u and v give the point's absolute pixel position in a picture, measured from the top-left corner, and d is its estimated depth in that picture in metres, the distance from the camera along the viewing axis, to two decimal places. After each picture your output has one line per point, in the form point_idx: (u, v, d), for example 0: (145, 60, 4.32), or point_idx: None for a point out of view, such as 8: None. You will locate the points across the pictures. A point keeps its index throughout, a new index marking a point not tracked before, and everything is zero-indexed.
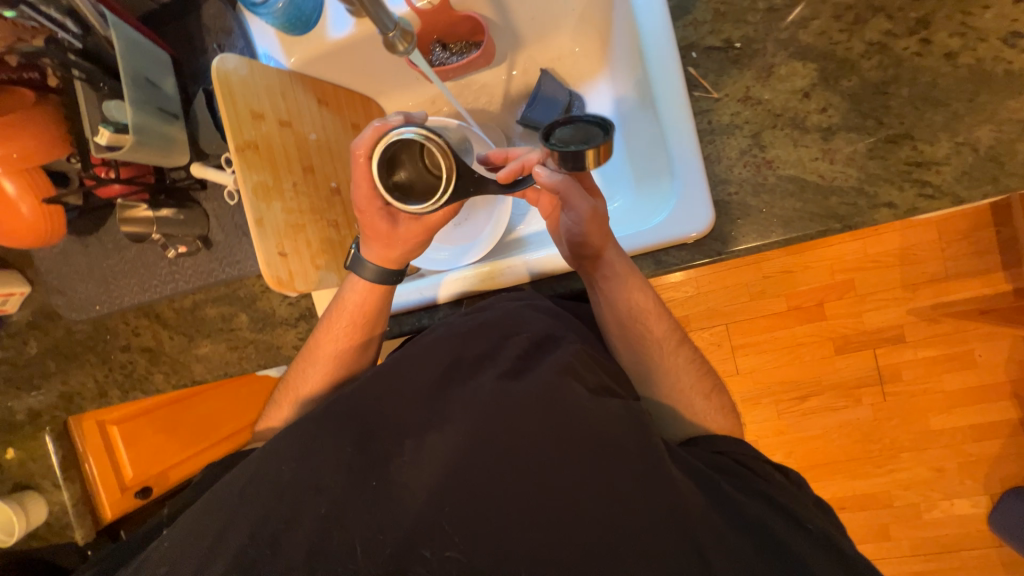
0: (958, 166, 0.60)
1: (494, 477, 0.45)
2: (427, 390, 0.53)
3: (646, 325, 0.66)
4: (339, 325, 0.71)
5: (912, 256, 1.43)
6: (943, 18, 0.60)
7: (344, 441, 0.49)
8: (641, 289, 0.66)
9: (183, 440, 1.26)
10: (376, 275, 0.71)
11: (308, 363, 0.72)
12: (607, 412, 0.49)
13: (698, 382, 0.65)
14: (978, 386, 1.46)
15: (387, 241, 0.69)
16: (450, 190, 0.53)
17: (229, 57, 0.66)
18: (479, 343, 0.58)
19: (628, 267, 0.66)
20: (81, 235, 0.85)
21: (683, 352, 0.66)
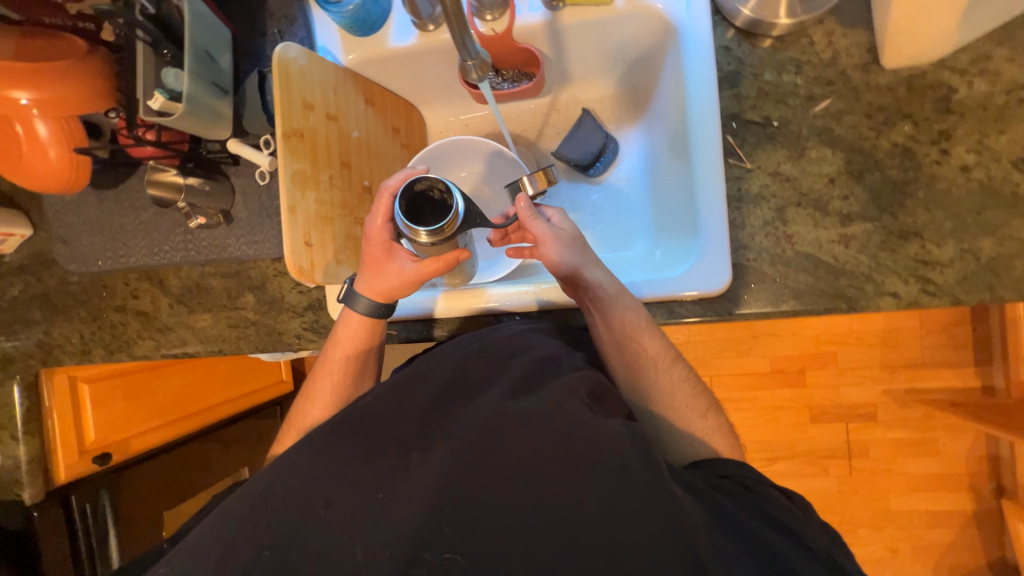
0: (960, 271, 0.65)
1: (498, 496, 0.46)
2: (428, 406, 0.55)
3: (640, 344, 0.67)
4: (333, 361, 0.72)
5: (893, 340, 1.50)
6: (963, 134, 0.65)
7: (355, 450, 0.51)
8: (629, 309, 0.67)
9: (151, 409, 1.20)
10: (368, 310, 0.71)
11: (306, 401, 0.73)
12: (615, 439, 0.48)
13: (693, 400, 0.67)
14: (939, 473, 1.51)
15: (379, 272, 0.69)
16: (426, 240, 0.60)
17: (292, 47, 0.68)
18: (481, 365, 0.60)
19: (613, 288, 0.67)
20: (98, 188, 0.84)
21: (676, 369, 0.68)
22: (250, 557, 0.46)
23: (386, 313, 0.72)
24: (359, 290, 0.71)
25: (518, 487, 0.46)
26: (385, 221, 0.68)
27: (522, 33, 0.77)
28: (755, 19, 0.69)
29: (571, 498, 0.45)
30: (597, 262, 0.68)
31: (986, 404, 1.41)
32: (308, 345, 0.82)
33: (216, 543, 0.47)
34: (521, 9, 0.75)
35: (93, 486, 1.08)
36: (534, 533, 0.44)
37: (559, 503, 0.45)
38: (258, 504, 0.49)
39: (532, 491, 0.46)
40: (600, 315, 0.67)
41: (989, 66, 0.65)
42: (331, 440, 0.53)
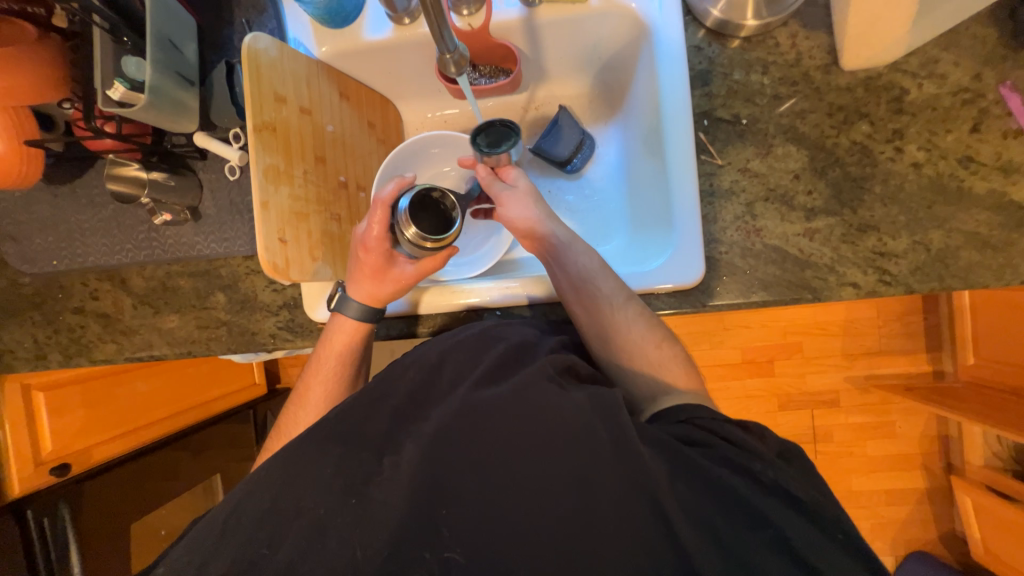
0: (913, 261, 0.69)
1: (472, 488, 0.47)
2: (401, 406, 0.54)
3: (593, 283, 0.68)
4: (325, 362, 0.70)
5: (854, 329, 1.58)
6: (914, 133, 0.70)
7: (327, 460, 0.51)
8: (582, 252, 0.70)
9: (115, 417, 1.16)
10: (361, 314, 0.71)
11: (298, 406, 0.70)
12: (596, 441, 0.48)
13: (648, 334, 0.65)
14: (896, 454, 1.60)
15: (375, 279, 0.70)
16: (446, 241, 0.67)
17: (263, 38, 0.65)
18: (457, 360, 0.58)
19: (567, 235, 0.72)
20: (52, 183, 0.79)
21: (632, 306, 0.67)
22: (244, 558, 0.48)
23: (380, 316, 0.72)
24: (352, 296, 0.71)
25: (491, 480, 0.48)
26: (383, 230, 0.69)
27: (498, 29, 0.77)
28: (723, 20, 0.71)
29: (539, 487, 0.47)
30: (552, 216, 0.74)
31: (936, 388, 1.50)
32: (283, 345, 0.80)
33: (198, 561, 0.49)
34: (497, 5, 0.75)
35: (50, 497, 1.00)
36: (505, 520, 0.46)
37: (529, 492, 0.47)
38: (230, 524, 0.50)
39: (505, 484, 0.47)
40: (555, 261, 0.70)
41: (937, 69, 0.69)
42: (316, 445, 0.52)
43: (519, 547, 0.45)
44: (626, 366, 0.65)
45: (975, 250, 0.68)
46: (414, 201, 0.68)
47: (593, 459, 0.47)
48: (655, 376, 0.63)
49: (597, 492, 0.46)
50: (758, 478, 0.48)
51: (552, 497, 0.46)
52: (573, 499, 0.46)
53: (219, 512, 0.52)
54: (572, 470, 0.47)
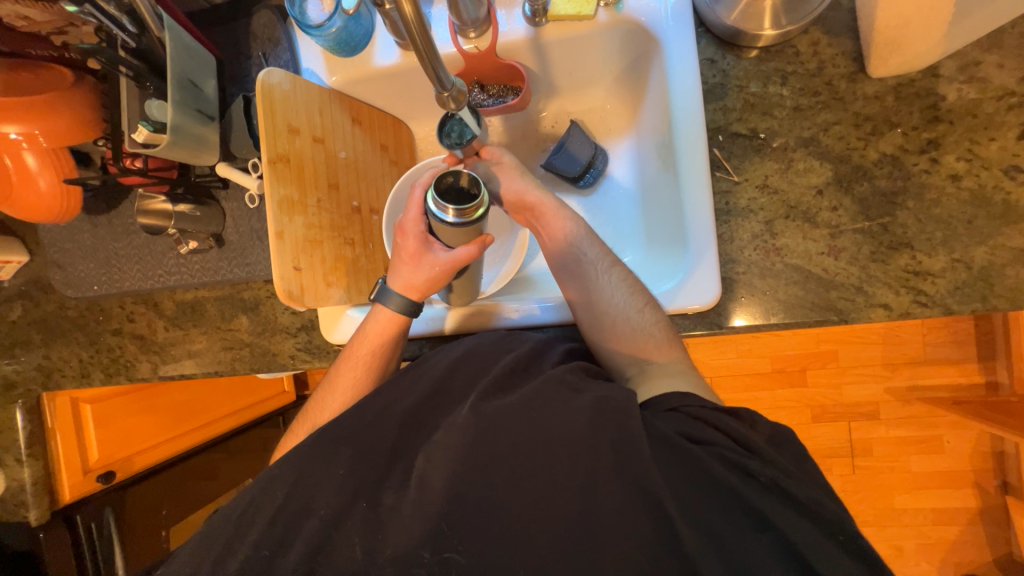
0: (952, 281, 0.64)
1: (474, 487, 0.47)
2: (410, 411, 0.54)
3: (579, 249, 0.70)
4: (359, 351, 0.69)
5: (895, 338, 1.49)
6: (952, 142, 0.64)
7: (336, 464, 0.51)
8: (566, 215, 0.72)
9: (159, 423, 1.23)
10: (399, 306, 0.69)
11: (327, 393, 0.68)
12: (597, 452, 0.46)
13: (630, 297, 0.66)
14: (945, 471, 1.50)
15: (412, 265, 0.68)
16: (477, 213, 0.59)
17: (275, 72, 0.67)
18: (467, 371, 0.58)
19: (551, 201, 0.73)
20: (91, 213, 0.84)
21: (615, 271, 0.68)
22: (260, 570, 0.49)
23: (416, 312, 0.70)
24: (392, 287, 0.69)
25: (495, 482, 0.47)
26: (419, 215, 0.67)
27: (505, 50, 0.76)
28: (737, 30, 0.68)
29: (540, 488, 0.46)
30: (541, 183, 0.75)
31: (988, 402, 1.40)
32: (302, 365, 0.82)
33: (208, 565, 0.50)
34: (504, 24, 0.74)
35: (99, 503, 1.09)
36: (510, 519, 0.45)
37: (531, 494, 0.46)
38: (244, 524, 0.51)
39: (510, 483, 0.46)
40: (542, 226, 0.73)
41: (978, 73, 0.64)
42: (328, 445, 0.52)
43: (524, 555, 0.44)
44: (606, 330, 0.65)
45: None
46: (441, 190, 0.60)
47: (594, 465, 0.46)
48: (635, 341, 0.64)
49: (598, 495, 0.45)
50: (785, 493, 0.45)
51: (555, 497, 0.45)
52: (575, 502, 0.45)
53: (235, 505, 0.53)
54: (571, 474, 0.46)
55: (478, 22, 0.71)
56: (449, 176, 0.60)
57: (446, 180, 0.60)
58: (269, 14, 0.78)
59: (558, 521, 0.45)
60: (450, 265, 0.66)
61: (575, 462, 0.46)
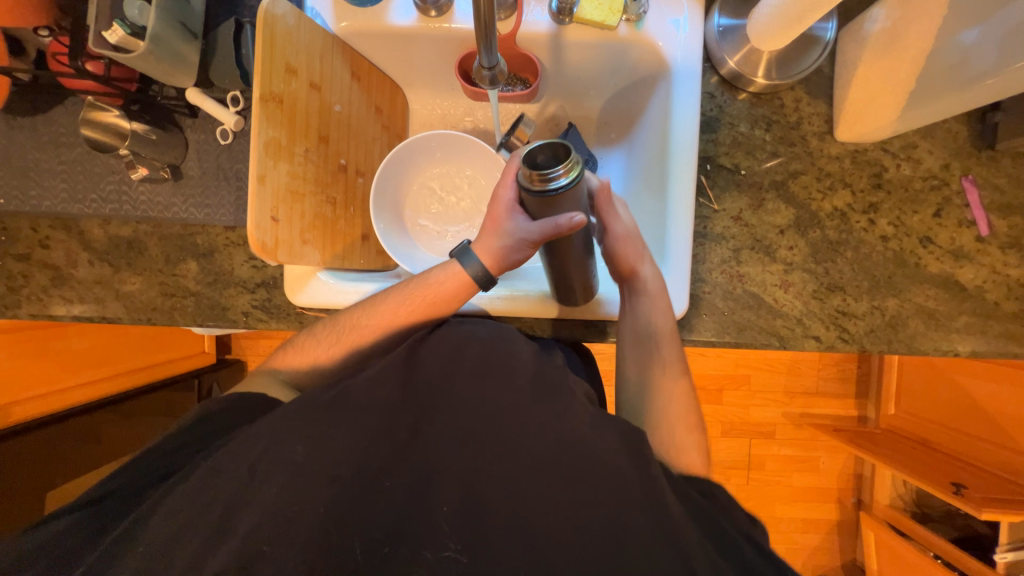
0: (869, 324, 0.76)
1: (481, 457, 0.50)
2: (424, 388, 0.56)
3: (657, 345, 0.69)
4: (415, 291, 0.68)
5: (797, 370, 1.71)
6: (886, 208, 0.76)
7: (350, 431, 0.53)
8: (664, 310, 0.69)
9: (50, 372, 1.08)
10: (477, 274, 0.67)
11: (362, 314, 0.68)
12: (615, 448, 0.50)
13: (684, 415, 0.66)
14: (818, 487, 1.75)
15: (494, 235, 0.64)
16: (563, 174, 0.52)
17: (282, 3, 0.61)
18: (474, 350, 0.59)
19: (655, 283, 0.70)
20: (11, 114, 0.71)
21: (680, 383, 0.68)
22: (221, 542, 0.47)
23: (489, 282, 0.68)
24: (473, 250, 0.67)
25: (505, 465, 0.49)
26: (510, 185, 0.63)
27: (524, 40, 0.77)
28: (737, 73, 0.74)
29: (547, 460, 0.49)
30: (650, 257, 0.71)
31: (859, 431, 1.66)
32: (255, 325, 0.76)
33: (187, 520, 0.49)
34: (526, 15, 0.74)
35: None
36: (513, 490, 0.48)
37: (540, 477, 0.48)
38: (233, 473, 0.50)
39: (519, 458, 0.50)
40: (631, 301, 0.71)
41: (914, 154, 0.76)
42: (338, 414, 0.54)
43: (540, 555, 0.45)
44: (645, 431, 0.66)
45: (922, 321, 0.76)
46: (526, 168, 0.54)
47: (617, 483, 0.47)
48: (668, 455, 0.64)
49: (611, 481, 0.48)
50: None
51: (562, 473, 0.48)
52: (579, 481, 0.48)
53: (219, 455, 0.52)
54: (580, 455, 0.49)
55: (505, 5, 0.72)
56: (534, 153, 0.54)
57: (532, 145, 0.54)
58: None
59: (563, 497, 0.47)
60: (527, 235, 0.59)
61: (590, 448, 0.49)
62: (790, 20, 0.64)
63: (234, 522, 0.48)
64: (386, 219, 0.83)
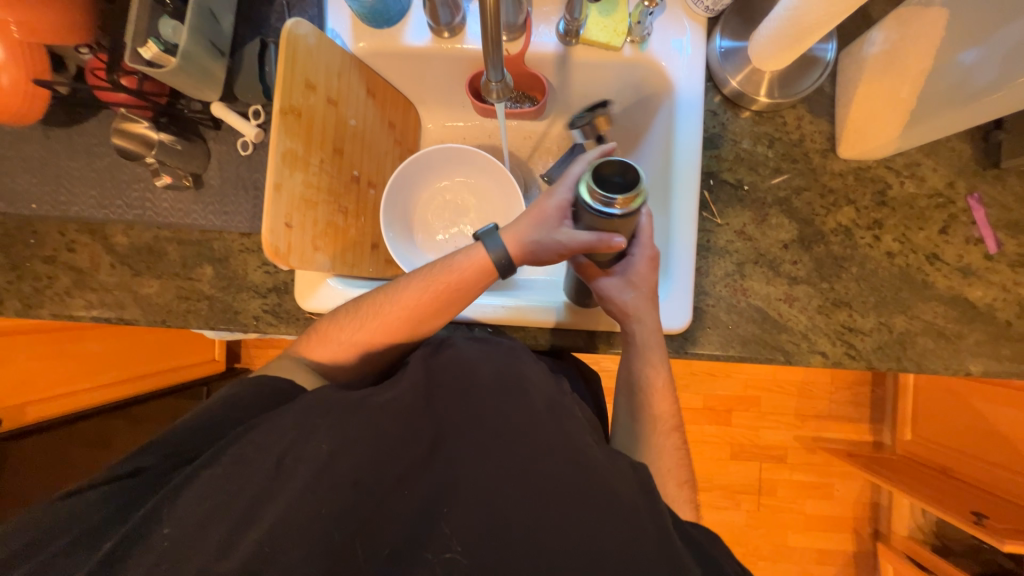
0: (877, 340, 0.75)
1: (488, 473, 0.51)
2: (428, 403, 0.55)
3: (650, 399, 0.70)
4: (437, 279, 0.68)
5: (809, 392, 1.68)
6: (891, 225, 0.76)
7: (351, 438, 0.52)
8: (663, 364, 0.69)
9: (65, 374, 1.10)
10: (498, 259, 0.68)
11: (383, 301, 0.69)
12: (617, 468, 0.52)
13: (675, 469, 0.67)
14: (833, 516, 1.69)
15: (533, 225, 0.65)
16: (623, 200, 0.53)
17: (304, 24, 0.65)
18: (483, 373, 0.57)
19: (654, 338, 0.69)
20: (49, 125, 0.76)
21: (672, 438, 0.69)
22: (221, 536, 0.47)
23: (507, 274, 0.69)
24: (500, 236, 0.68)
25: (515, 489, 0.49)
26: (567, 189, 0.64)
27: (532, 60, 0.80)
28: (739, 92, 0.76)
29: (554, 481, 0.49)
30: (652, 304, 0.69)
31: (874, 457, 1.61)
32: (265, 329, 0.78)
33: (189, 515, 0.49)
34: (535, 36, 0.78)
35: None
36: (521, 509, 0.49)
37: (545, 502, 0.49)
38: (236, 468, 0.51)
39: (526, 477, 0.50)
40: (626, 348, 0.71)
41: (918, 171, 0.77)
42: (345, 421, 0.53)
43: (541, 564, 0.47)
44: None
45: (930, 339, 0.75)
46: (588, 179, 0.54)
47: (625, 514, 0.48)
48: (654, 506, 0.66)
49: (612, 495, 0.49)
50: None
51: (571, 495, 0.49)
52: (587, 502, 0.48)
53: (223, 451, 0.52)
54: (588, 476, 0.49)
55: (513, 27, 0.74)
56: (599, 166, 0.54)
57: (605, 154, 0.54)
58: None
59: (571, 518, 0.48)
60: (562, 241, 0.62)
61: (599, 469, 0.50)
62: (789, 41, 0.66)
63: (238, 517, 0.49)
64: (395, 229, 0.85)
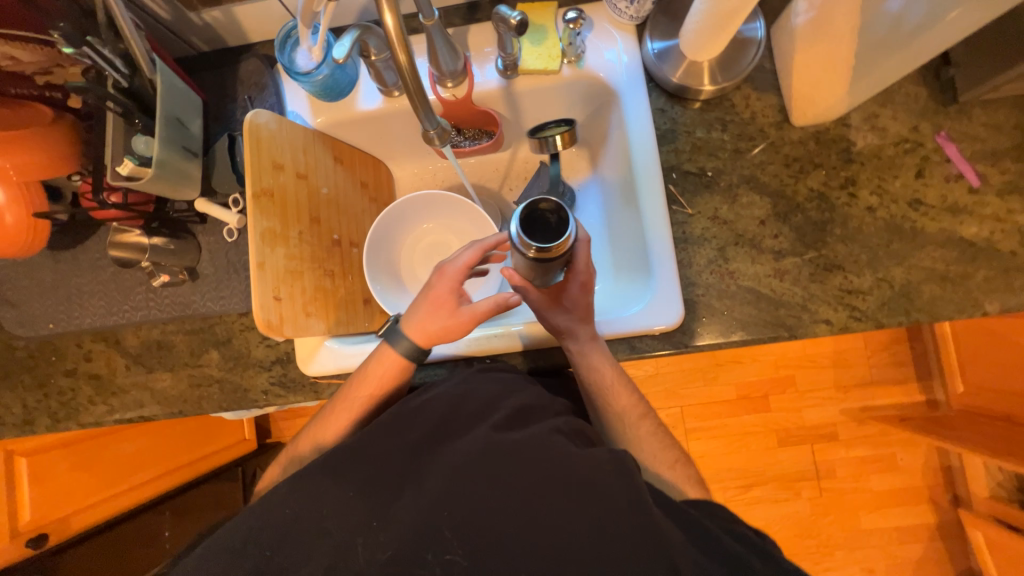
0: (879, 298, 0.73)
1: (481, 490, 0.49)
2: (419, 441, 0.55)
3: (608, 398, 0.70)
4: (358, 392, 0.69)
5: (843, 361, 1.61)
6: (865, 180, 0.76)
7: (349, 487, 0.51)
8: (607, 363, 0.70)
9: (103, 478, 1.14)
10: (408, 351, 0.69)
11: (318, 429, 0.69)
12: (597, 459, 0.51)
13: (660, 453, 0.67)
14: (903, 488, 1.58)
15: (436, 310, 0.69)
16: (545, 249, 0.58)
17: (263, 113, 0.70)
18: (470, 401, 0.60)
19: (590, 344, 0.71)
20: (55, 250, 0.82)
21: (643, 425, 0.70)
22: None
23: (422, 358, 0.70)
24: (403, 330, 0.69)
25: (498, 489, 0.49)
26: (464, 270, 0.69)
27: (481, 98, 0.84)
28: (682, 86, 0.78)
29: (538, 485, 0.49)
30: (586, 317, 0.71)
31: (932, 418, 1.51)
32: (274, 401, 0.80)
33: None
34: (478, 76, 0.82)
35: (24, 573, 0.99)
36: (514, 515, 0.47)
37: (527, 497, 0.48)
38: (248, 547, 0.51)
39: (517, 482, 0.49)
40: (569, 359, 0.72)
41: (878, 123, 0.76)
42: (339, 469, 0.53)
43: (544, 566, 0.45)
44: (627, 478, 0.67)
45: (936, 285, 0.72)
46: (523, 214, 0.60)
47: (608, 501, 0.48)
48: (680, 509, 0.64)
49: (594, 482, 0.49)
50: None
51: (560, 493, 0.48)
52: (575, 495, 0.48)
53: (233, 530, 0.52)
54: (578, 472, 0.49)
55: (456, 74, 0.78)
56: (536, 203, 0.60)
57: (534, 204, 0.60)
58: (257, 63, 0.84)
59: (556, 509, 0.47)
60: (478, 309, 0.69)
61: (588, 466, 0.50)
62: (712, 31, 0.69)
63: None
64: (383, 281, 0.88)
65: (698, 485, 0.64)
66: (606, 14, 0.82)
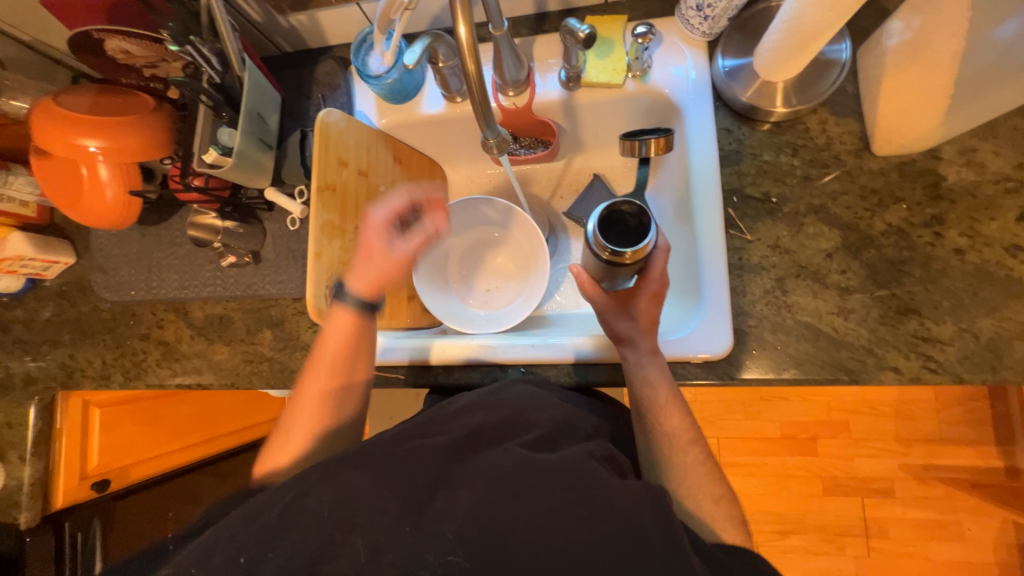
0: (961, 349, 0.66)
1: (506, 506, 0.48)
2: (449, 448, 0.55)
3: (657, 421, 0.67)
4: (323, 350, 0.70)
5: (908, 413, 1.46)
6: (954, 219, 0.69)
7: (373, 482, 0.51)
8: (664, 382, 0.67)
9: (161, 435, 1.26)
10: (356, 304, 0.70)
11: (295, 401, 0.70)
12: (633, 493, 0.49)
13: (704, 495, 0.63)
14: (968, 562, 1.41)
15: (369, 258, 0.71)
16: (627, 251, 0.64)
17: (334, 112, 0.74)
18: (502, 417, 0.60)
19: (650, 359, 0.68)
20: (143, 225, 0.91)
21: (689, 461, 0.66)
22: None
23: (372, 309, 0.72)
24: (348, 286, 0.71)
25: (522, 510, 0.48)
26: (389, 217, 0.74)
27: (541, 108, 0.85)
28: (752, 106, 0.75)
29: (566, 511, 0.47)
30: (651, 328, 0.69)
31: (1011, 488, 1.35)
32: None
33: None
34: (540, 86, 0.82)
35: (86, 512, 1.08)
36: (534, 535, 0.46)
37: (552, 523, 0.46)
38: None
39: (539, 501, 0.48)
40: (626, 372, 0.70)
41: (976, 158, 0.69)
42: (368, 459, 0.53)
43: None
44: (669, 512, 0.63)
45: None
46: (603, 213, 0.67)
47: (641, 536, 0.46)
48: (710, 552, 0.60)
49: (627, 517, 0.47)
50: None
51: (588, 521, 0.46)
52: (603, 525, 0.46)
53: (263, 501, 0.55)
54: (606, 502, 0.48)
55: (518, 83, 0.80)
56: (617, 205, 0.67)
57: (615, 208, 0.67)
58: (333, 64, 0.89)
59: (579, 538, 0.46)
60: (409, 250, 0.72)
61: (612, 493, 0.49)
62: (792, 51, 0.65)
63: None
64: (427, 280, 0.91)
65: (732, 529, 0.61)
66: (677, 29, 0.79)
